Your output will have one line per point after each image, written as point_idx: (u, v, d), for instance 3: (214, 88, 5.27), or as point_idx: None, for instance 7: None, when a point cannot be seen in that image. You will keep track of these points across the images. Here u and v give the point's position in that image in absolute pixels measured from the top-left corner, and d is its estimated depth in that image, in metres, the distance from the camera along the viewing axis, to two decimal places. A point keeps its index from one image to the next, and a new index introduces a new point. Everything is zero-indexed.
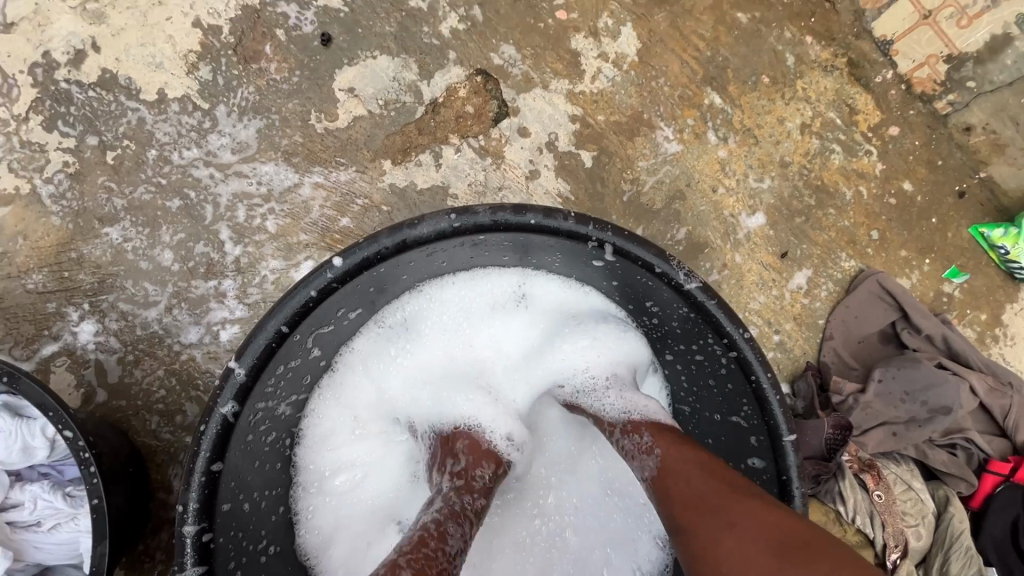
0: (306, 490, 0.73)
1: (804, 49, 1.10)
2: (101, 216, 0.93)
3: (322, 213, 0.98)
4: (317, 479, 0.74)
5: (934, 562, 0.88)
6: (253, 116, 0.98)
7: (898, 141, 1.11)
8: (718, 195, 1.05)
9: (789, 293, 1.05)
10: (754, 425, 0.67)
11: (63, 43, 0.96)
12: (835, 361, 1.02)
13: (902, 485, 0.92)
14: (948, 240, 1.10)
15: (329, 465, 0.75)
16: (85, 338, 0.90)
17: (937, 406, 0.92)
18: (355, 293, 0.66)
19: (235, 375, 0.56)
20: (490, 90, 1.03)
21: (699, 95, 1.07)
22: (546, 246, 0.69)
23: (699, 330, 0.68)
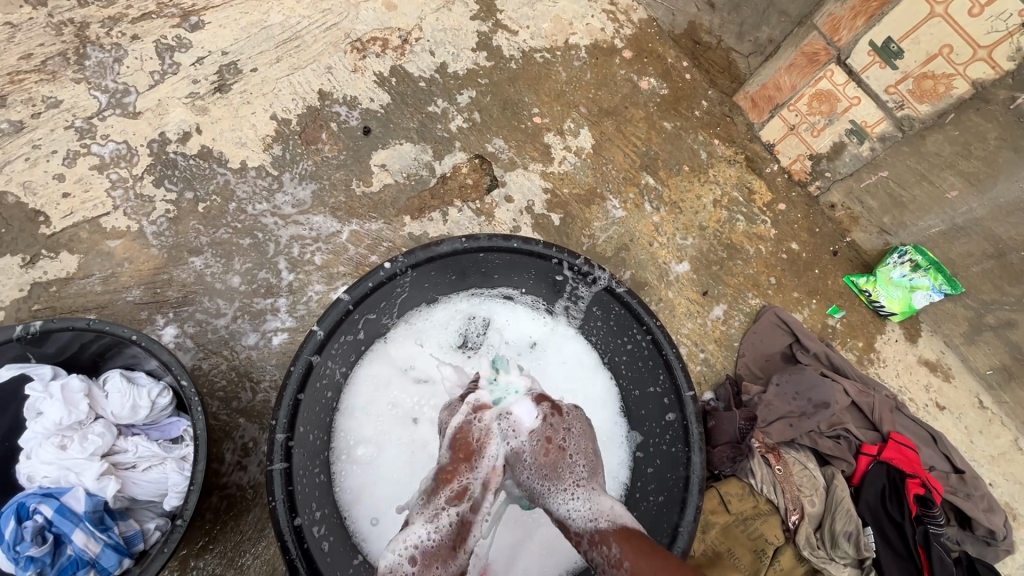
0: (341, 450, 0.97)
1: (712, 148, 1.52)
2: (189, 249, 1.24)
3: (357, 252, 1.30)
4: (349, 442, 0.98)
5: (826, 524, 1.13)
6: (310, 181, 1.33)
7: (785, 214, 1.50)
8: (653, 248, 1.41)
9: (710, 321, 1.38)
10: (666, 388, 0.95)
11: (175, 127, 1.32)
12: (747, 372, 1.32)
13: (799, 464, 1.18)
14: (828, 286, 1.46)
15: (357, 432, 0.99)
16: (168, 339, 1.17)
17: (820, 402, 1.22)
18: (393, 292, 0.97)
19: (315, 334, 0.85)
20: (485, 169, 1.41)
21: (637, 177, 1.47)
22: (524, 266, 1.02)
23: (628, 323, 0.99)
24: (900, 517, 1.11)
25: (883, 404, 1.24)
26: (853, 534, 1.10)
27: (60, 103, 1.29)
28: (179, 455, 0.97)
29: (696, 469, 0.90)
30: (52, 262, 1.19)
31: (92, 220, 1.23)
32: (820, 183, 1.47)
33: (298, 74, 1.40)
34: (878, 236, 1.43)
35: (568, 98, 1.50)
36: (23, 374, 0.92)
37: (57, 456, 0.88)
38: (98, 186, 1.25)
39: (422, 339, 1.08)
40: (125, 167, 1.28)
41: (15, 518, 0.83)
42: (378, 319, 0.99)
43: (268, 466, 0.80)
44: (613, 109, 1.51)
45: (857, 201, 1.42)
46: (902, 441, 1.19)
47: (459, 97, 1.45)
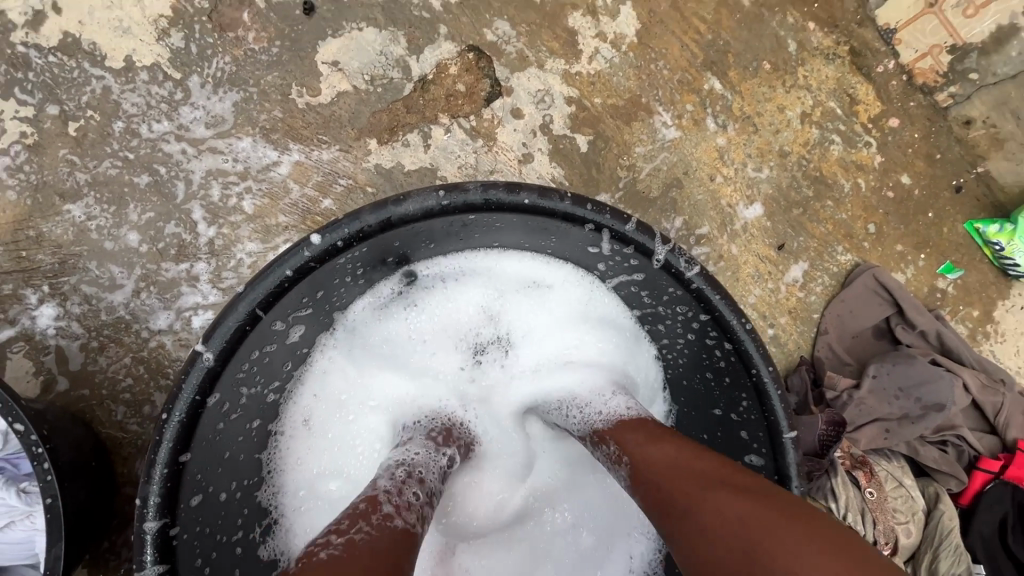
0: (291, 499, 0.69)
1: (805, 36, 1.07)
2: (62, 192, 0.87)
3: (303, 194, 0.93)
4: (304, 485, 0.70)
5: (923, 560, 0.87)
6: (230, 88, 0.92)
7: (896, 133, 1.09)
8: (716, 184, 1.03)
9: (784, 286, 1.03)
10: (752, 420, 0.65)
11: (20, 2, 0.89)
12: (829, 356, 1.00)
13: (893, 481, 0.91)
14: (943, 236, 1.09)
15: (316, 469, 0.71)
16: (45, 322, 0.84)
17: (930, 404, 0.91)
18: (338, 272, 0.62)
19: (203, 360, 0.53)
20: (483, 69, 0.98)
21: (699, 80, 1.04)
22: (540, 230, 0.66)
23: (696, 320, 0.66)
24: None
25: (1014, 405, 0.94)
26: None
27: None
28: (42, 509, 0.66)
29: None
30: None
31: None
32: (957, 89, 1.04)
33: None
34: None
35: None
36: None
37: None
38: None
39: (396, 330, 0.76)
40: None
41: None
42: (320, 307, 0.65)
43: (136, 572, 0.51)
44: None
45: None
46: None
47: None
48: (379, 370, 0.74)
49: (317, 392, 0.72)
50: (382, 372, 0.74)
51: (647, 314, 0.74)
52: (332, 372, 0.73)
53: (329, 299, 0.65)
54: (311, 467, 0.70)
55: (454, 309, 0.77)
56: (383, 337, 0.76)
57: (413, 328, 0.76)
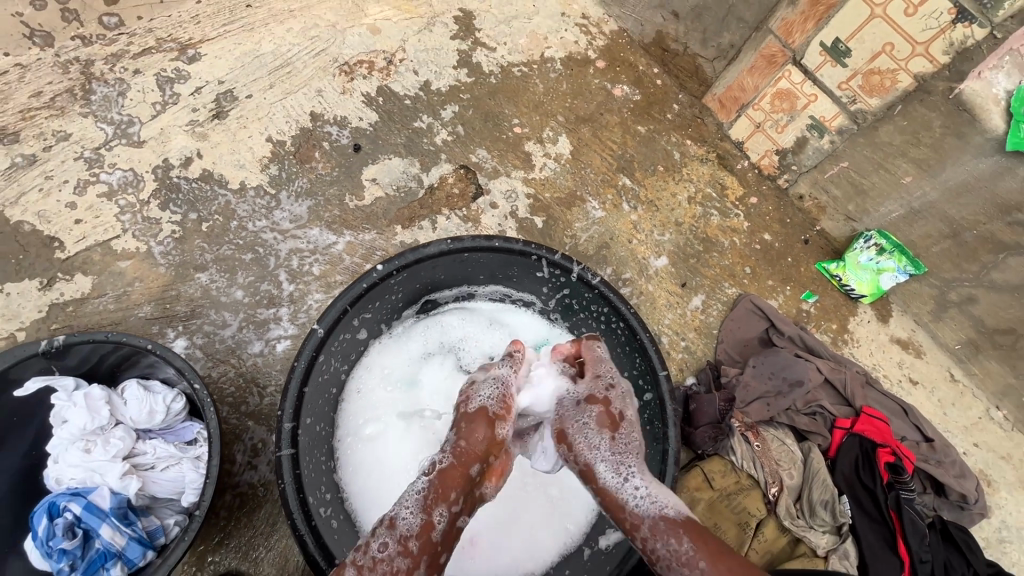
0: (347, 436, 1.05)
1: (684, 148, 1.61)
2: (195, 266, 1.32)
3: (352, 262, 1.38)
4: (355, 429, 1.06)
5: (804, 495, 1.20)
6: (306, 198, 1.42)
7: (756, 206, 1.58)
8: (633, 244, 1.50)
9: (690, 311, 1.45)
10: (644, 372, 1.03)
11: (178, 153, 1.41)
12: (726, 358, 1.40)
13: (777, 440, 1.26)
14: (801, 273, 1.54)
15: (362, 418, 1.07)
16: (179, 351, 1.25)
17: (794, 381, 1.29)
18: (388, 291, 1.04)
19: (316, 332, 0.93)
20: (470, 178, 1.49)
21: (615, 179, 1.55)
22: (507, 263, 1.09)
23: (604, 313, 1.07)
24: (872, 484, 1.18)
25: (854, 379, 1.32)
26: (830, 502, 1.18)
27: (69, 136, 1.38)
28: (194, 454, 1.04)
29: (671, 443, 0.97)
30: (67, 284, 1.27)
31: (104, 243, 1.31)
32: (788, 176, 1.56)
33: (291, 98, 1.49)
34: (845, 223, 1.51)
35: (546, 108, 1.59)
36: (48, 386, 1.00)
37: (83, 459, 0.96)
38: (108, 212, 1.34)
39: (419, 333, 1.17)
40: (132, 192, 1.36)
41: (47, 515, 0.90)
42: (375, 314, 1.06)
43: (276, 452, 0.86)
44: (589, 116, 1.60)
45: (822, 191, 1.50)
46: (873, 413, 1.26)
47: (442, 113, 1.54)
48: (407, 357, 1.15)
49: (369, 366, 1.11)
50: (409, 358, 1.15)
51: (578, 322, 1.15)
52: (379, 366, 1.12)
53: (382, 310, 1.07)
54: (360, 416, 1.07)
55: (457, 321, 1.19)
56: (412, 336, 1.17)
57: (431, 332, 1.18)
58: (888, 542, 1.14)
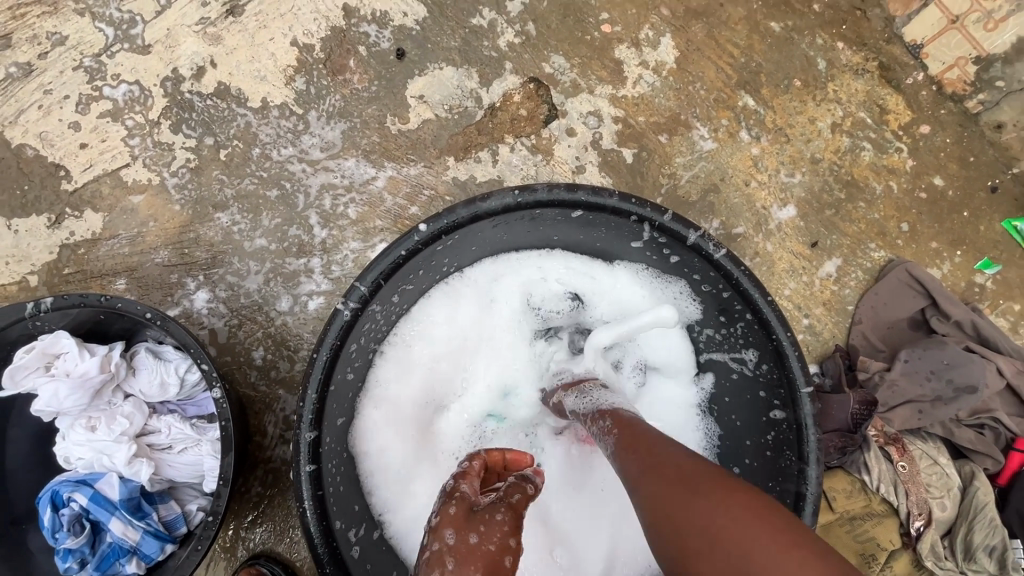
0: None
1: (834, 55, 1.18)
2: (215, 204, 1.11)
3: (395, 203, 1.13)
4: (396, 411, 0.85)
5: (959, 533, 0.93)
6: (339, 120, 1.15)
7: (928, 138, 1.16)
8: (751, 188, 1.15)
9: (819, 280, 1.12)
10: (773, 382, 0.76)
11: (188, 61, 1.16)
12: (863, 344, 1.08)
13: (927, 459, 0.97)
14: (981, 233, 1.14)
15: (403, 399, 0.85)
16: (201, 304, 1.08)
17: (963, 386, 0.97)
18: (436, 255, 0.79)
19: (341, 314, 0.71)
20: (541, 96, 1.16)
21: (734, 97, 1.17)
22: (591, 223, 0.80)
23: (725, 298, 0.78)
24: None
25: None
26: (996, 548, 0.90)
27: (66, 39, 1.15)
28: (214, 435, 0.89)
29: (812, 486, 0.71)
30: (77, 222, 1.10)
31: (113, 174, 1.12)
32: None
33: None
34: None
35: None
36: (53, 338, 0.83)
37: (88, 438, 0.83)
38: (115, 135, 1.13)
39: (478, 293, 0.90)
40: (140, 111, 1.14)
41: (52, 506, 0.79)
42: (418, 285, 0.82)
43: (293, 469, 0.68)
44: (705, 7, 1.19)
45: None
46: None
47: (509, 5, 1.18)
48: (461, 322, 0.89)
49: (416, 332, 0.87)
50: (463, 325, 0.90)
51: (680, 300, 0.86)
52: (423, 336, 0.87)
53: (426, 279, 0.83)
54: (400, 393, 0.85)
55: (527, 280, 0.91)
56: (471, 298, 0.90)
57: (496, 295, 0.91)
58: None
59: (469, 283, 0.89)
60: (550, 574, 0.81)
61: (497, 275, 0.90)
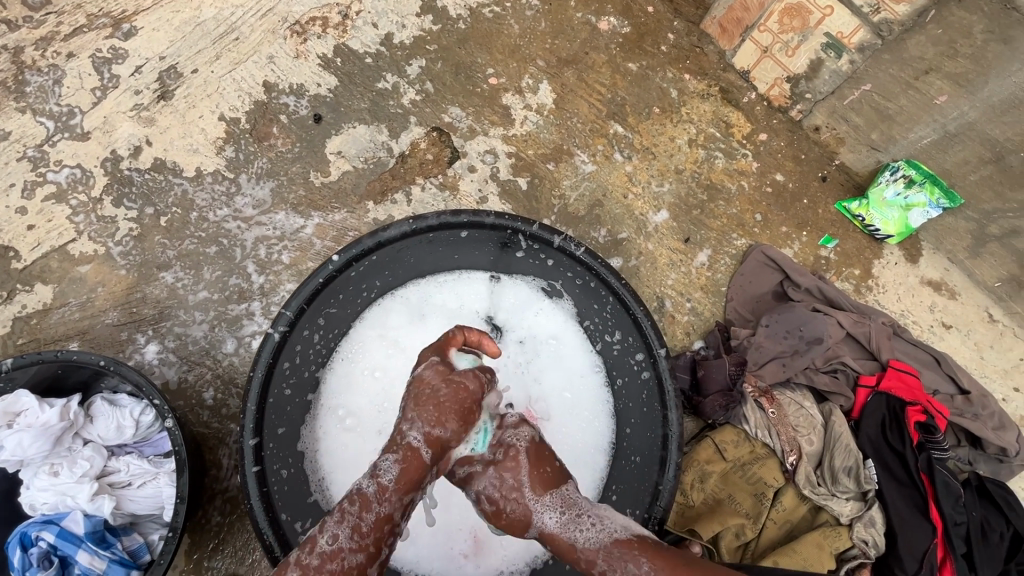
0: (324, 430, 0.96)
1: (683, 84, 1.43)
2: (159, 265, 1.24)
3: (324, 246, 1.28)
4: (338, 422, 0.97)
5: (826, 461, 1.11)
6: (267, 180, 1.30)
7: (767, 144, 1.41)
8: (629, 199, 1.36)
9: (695, 268, 1.33)
10: (639, 350, 0.94)
11: (126, 142, 1.30)
12: (737, 317, 1.29)
13: (794, 404, 1.15)
14: (819, 215, 1.38)
15: (345, 409, 0.98)
16: (151, 356, 1.19)
17: (812, 338, 1.18)
18: (351, 281, 0.94)
19: (272, 337, 0.84)
20: (444, 142, 1.36)
21: (606, 127, 1.40)
22: (481, 240, 0.98)
23: (595, 288, 0.97)
24: (901, 446, 1.08)
25: (881, 331, 1.20)
26: (853, 468, 1.09)
27: (9, 134, 1.28)
28: (170, 467, 0.98)
29: (673, 427, 0.88)
30: (29, 295, 1.20)
31: (60, 248, 1.23)
32: (802, 106, 1.38)
33: (240, 69, 1.35)
34: (868, 154, 1.34)
35: (524, 52, 1.42)
36: (11, 396, 0.92)
37: (51, 482, 0.92)
38: (60, 214, 1.25)
39: (400, 313, 1.04)
40: (83, 190, 1.27)
41: (20, 547, 0.87)
42: (342, 309, 0.97)
43: (239, 471, 0.80)
44: (573, 57, 1.42)
45: (841, 120, 1.34)
46: (901, 367, 1.15)
47: (408, 69, 1.38)
48: (389, 339, 1.02)
49: (349, 352, 1.00)
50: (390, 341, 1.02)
51: (570, 296, 1.03)
52: (356, 354, 1.00)
53: (350, 303, 0.98)
54: (340, 406, 0.98)
55: (441, 298, 1.06)
56: (394, 318, 1.03)
57: (417, 313, 1.04)
58: (919, 507, 1.05)
59: (390, 305, 1.03)
60: (481, 540, 0.95)
61: (413, 296, 1.04)
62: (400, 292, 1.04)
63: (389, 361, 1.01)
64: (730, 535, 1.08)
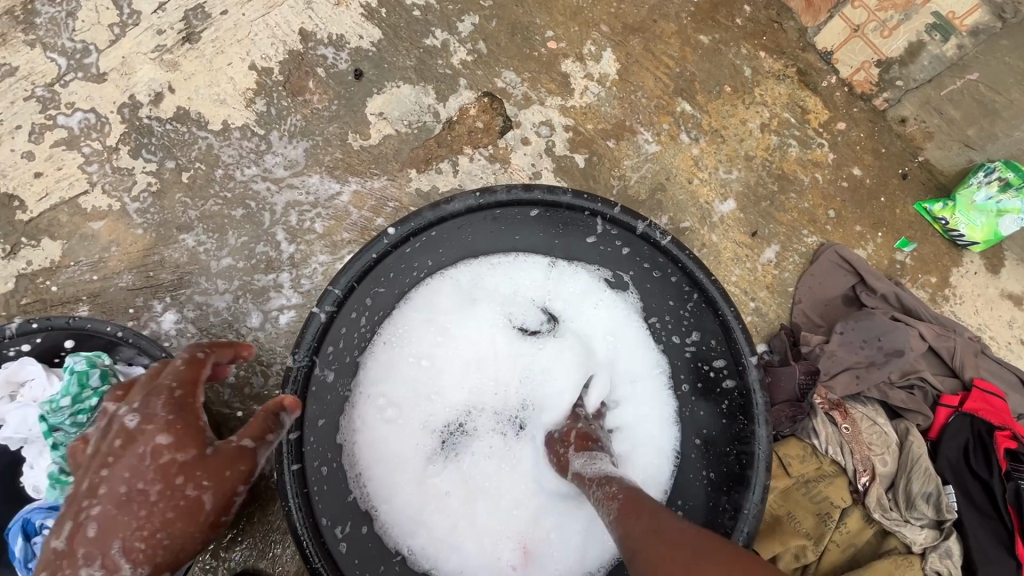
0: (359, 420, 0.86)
1: (758, 63, 1.30)
2: (179, 225, 1.12)
3: (360, 216, 1.17)
4: (375, 413, 0.87)
5: (901, 485, 1.02)
6: (301, 139, 1.18)
7: (845, 134, 1.29)
8: (694, 185, 1.24)
9: (761, 265, 1.23)
10: (723, 355, 0.83)
11: (145, 87, 1.17)
12: (804, 321, 1.19)
13: (867, 420, 1.06)
14: (897, 216, 1.27)
15: (384, 399, 0.88)
16: (168, 326, 1.09)
17: (891, 350, 1.08)
18: (405, 259, 0.84)
19: (316, 317, 0.75)
20: (496, 109, 1.23)
21: (672, 104, 1.27)
22: (549, 221, 0.87)
23: (675, 283, 0.85)
24: (986, 473, 1.00)
25: (965, 347, 1.10)
26: (932, 495, 0.99)
27: (16, 70, 1.15)
28: None
29: (760, 446, 0.78)
30: (35, 250, 1.09)
31: (71, 201, 1.12)
32: (889, 95, 1.26)
33: (274, 13, 1.22)
34: (959, 152, 1.23)
35: (587, 15, 1.28)
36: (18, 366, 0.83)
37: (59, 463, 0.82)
38: (71, 163, 1.13)
39: (447, 295, 0.93)
40: (97, 138, 1.15)
41: (23, 535, 0.78)
42: (390, 288, 0.86)
43: (277, 469, 0.71)
44: (640, 24, 1.29)
45: (933, 112, 1.22)
46: (987, 389, 1.05)
47: (460, 26, 1.25)
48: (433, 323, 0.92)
49: (390, 335, 0.90)
50: (435, 325, 0.92)
51: (640, 289, 0.92)
52: (398, 338, 0.91)
53: (398, 282, 0.87)
54: (378, 395, 0.87)
55: (492, 282, 0.95)
56: (440, 300, 0.93)
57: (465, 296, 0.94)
58: (1003, 540, 0.97)
59: (437, 285, 0.93)
60: (532, 551, 0.87)
61: (463, 277, 0.94)
62: (450, 271, 0.93)
63: (433, 347, 0.92)
64: (792, 558, 0.99)
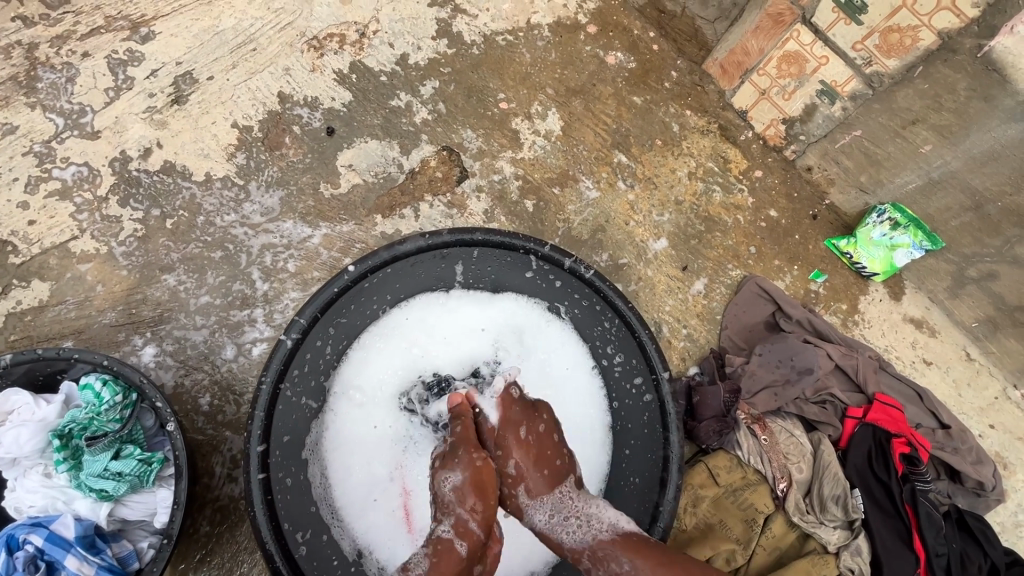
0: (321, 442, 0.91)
1: (684, 120, 1.49)
2: (161, 267, 1.23)
3: (330, 257, 1.29)
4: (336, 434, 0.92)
5: (815, 489, 1.14)
6: (277, 188, 1.31)
7: (761, 180, 1.47)
8: (631, 226, 1.40)
9: (691, 296, 1.37)
10: (641, 371, 0.99)
11: (136, 143, 1.30)
12: (731, 345, 1.33)
13: (785, 432, 1.19)
14: (809, 251, 1.45)
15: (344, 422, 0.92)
16: (148, 359, 1.18)
17: (803, 369, 1.22)
18: (363, 293, 0.95)
19: (285, 343, 0.89)
20: (453, 161, 1.39)
21: (610, 156, 1.45)
22: (491, 258, 1.00)
23: (599, 310, 1.00)
24: (887, 477, 1.12)
25: (867, 364, 1.25)
26: (841, 497, 1.12)
27: (17, 129, 1.27)
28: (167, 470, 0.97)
29: (674, 448, 0.95)
30: (25, 291, 1.19)
31: (61, 246, 1.22)
32: (795, 147, 1.45)
33: (256, 79, 1.37)
34: (857, 195, 1.41)
35: (534, 80, 1.47)
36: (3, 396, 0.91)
37: (42, 484, 0.91)
38: (63, 211, 1.24)
39: (405, 323, 0.98)
40: (89, 189, 1.26)
41: (7, 549, 0.85)
42: (350, 318, 0.95)
43: (246, 477, 0.84)
44: (580, 88, 1.48)
45: (832, 162, 1.41)
46: (887, 401, 1.19)
47: (422, 89, 1.42)
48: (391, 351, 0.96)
49: (351, 361, 0.95)
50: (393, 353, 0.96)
51: (578, 316, 1.01)
52: (358, 364, 0.95)
53: (357, 312, 0.95)
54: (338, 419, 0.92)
55: (447, 310, 0.99)
56: (398, 328, 0.97)
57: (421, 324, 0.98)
58: (902, 536, 1.09)
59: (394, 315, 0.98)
60: None
61: (418, 306, 0.98)
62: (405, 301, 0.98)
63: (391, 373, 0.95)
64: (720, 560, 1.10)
